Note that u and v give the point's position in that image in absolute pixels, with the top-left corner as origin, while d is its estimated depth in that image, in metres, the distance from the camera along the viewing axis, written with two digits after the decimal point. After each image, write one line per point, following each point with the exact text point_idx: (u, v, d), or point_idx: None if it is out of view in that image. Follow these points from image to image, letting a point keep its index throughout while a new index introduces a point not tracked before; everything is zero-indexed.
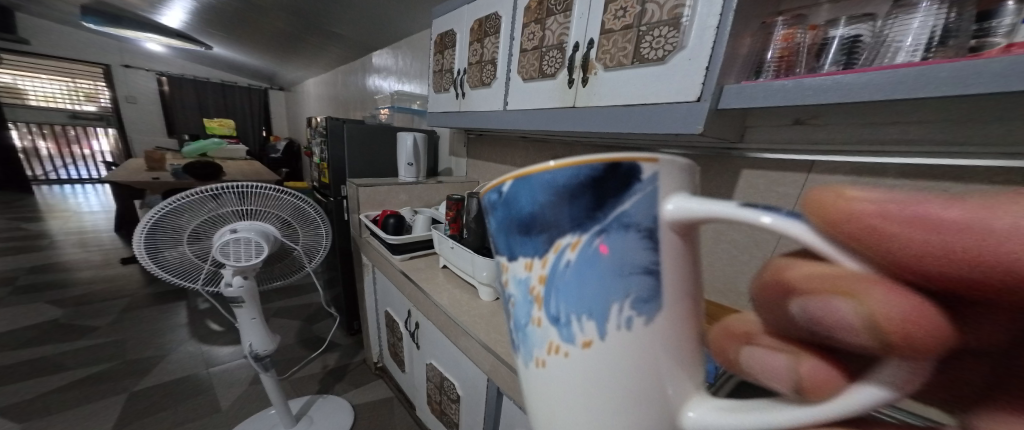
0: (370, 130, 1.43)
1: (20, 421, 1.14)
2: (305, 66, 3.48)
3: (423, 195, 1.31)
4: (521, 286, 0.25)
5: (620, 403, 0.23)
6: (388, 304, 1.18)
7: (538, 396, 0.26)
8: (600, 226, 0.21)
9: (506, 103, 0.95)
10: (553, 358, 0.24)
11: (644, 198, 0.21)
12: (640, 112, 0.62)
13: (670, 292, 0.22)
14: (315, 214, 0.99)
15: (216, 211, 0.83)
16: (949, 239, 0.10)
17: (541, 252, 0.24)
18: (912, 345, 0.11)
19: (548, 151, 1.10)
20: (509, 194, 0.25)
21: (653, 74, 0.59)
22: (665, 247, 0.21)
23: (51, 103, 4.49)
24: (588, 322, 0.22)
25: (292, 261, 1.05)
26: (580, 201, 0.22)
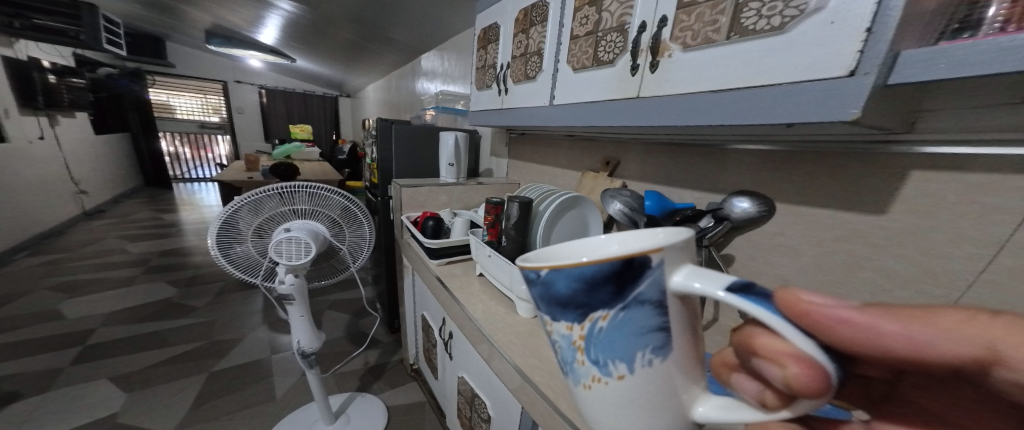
0: (415, 131, 1.44)
1: (127, 390, 1.39)
2: (367, 72, 3.73)
3: (462, 197, 1.26)
4: (563, 341, 0.30)
5: (653, 413, 0.29)
6: (422, 309, 1.18)
7: (591, 410, 0.32)
8: (623, 303, 0.26)
9: (552, 99, 0.83)
10: (596, 388, 0.30)
11: (654, 281, 0.25)
12: (741, 99, 0.45)
13: (678, 339, 0.27)
14: (362, 215, 0.98)
15: (277, 209, 0.85)
16: (862, 333, 0.17)
17: (577, 320, 0.28)
18: (811, 389, 0.19)
19: (597, 149, 0.96)
20: (546, 278, 0.28)
21: (762, 49, 0.43)
22: (671, 312, 0.26)
23: (191, 116, 5.36)
24: (620, 365, 0.28)
25: (339, 263, 1.04)
26: (605, 285, 0.25)
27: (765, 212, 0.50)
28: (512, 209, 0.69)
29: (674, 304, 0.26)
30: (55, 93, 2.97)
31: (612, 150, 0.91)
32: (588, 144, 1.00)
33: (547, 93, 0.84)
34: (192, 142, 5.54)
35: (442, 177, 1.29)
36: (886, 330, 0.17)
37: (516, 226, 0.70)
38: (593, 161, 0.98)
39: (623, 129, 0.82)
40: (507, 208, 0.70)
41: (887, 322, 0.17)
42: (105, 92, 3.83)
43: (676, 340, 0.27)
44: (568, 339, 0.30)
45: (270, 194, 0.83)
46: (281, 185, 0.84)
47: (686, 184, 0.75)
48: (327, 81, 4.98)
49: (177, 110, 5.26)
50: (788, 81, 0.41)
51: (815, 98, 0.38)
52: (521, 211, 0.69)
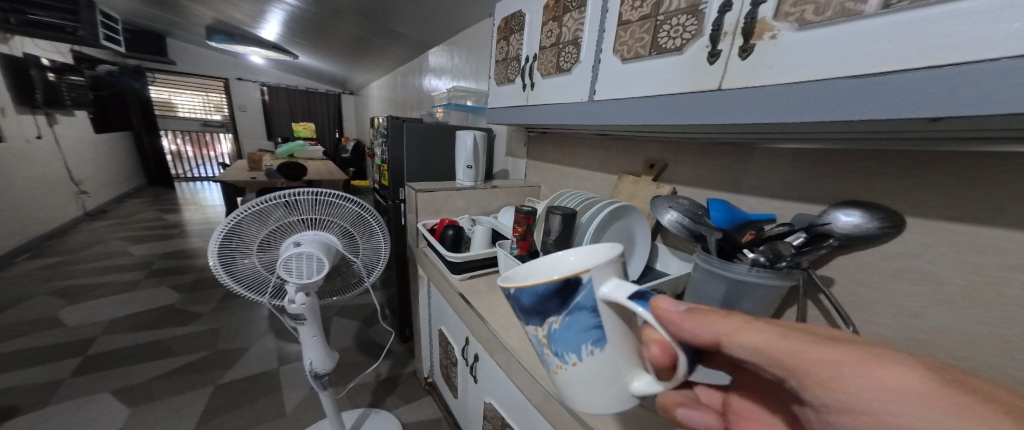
0: (428, 130, 1.35)
1: (132, 404, 1.34)
2: (372, 68, 3.63)
3: (481, 202, 1.18)
4: (536, 338, 0.41)
5: (605, 390, 0.39)
6: (439, 322, 1.11)
7: (564, 391, 0.43)
8: (568, 309, 0.36)
9: (591, 95, 0.73)
10: (563, 371, 0.40)
11: (587, 293, 0.35)
12: (903, 83, 0.34)
13: (613, 335, 0.36)
14: (376, 225, 0.90)
15: (285, 218, 0.78)
16: (683, 327, 0.30)
17: (542, 322, 0.39)
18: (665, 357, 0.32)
19: (636, 151, 0.87)
20: (517, 295, 0.39)
21: (943, 16, 0.32)
22: (604, 314, 0.36)
23: (193, 114, 5.26)
24: (574, 354, 0.38)
25: (351, 278, 0.96)
26: (555, 297, 0.36)
27: (884, 230, 0.41)
28: (550, 221, 0.61)
29: (606, 308, 0.36)
30: (54, 92, 2.89)
31: (653, 152, 0.82)
32: (624, 143, 0.91)
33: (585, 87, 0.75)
34: (194, 140, 5.45)
35: (459, 180, 1.21)
36: (688, 325, 0.30)
37: (556, 241, 0.61)
38: (630, 164, 0.89)
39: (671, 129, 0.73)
40: (548, 221, 0.61)
41: (692, 321, 0.30)
42: (106, 90, 3.75)
43: (611, 336, 0.37)
44: (539, 337, 0.41)
45: (277, 202, 0.75)
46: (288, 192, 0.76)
47: (748, 193, 0.66)
48: (330, 78, 4.88)
49: (178, 107, 5.17)
50: (1011, 54, 0.29)
51: (1021, 81, 0.29)
52: (561, 223, 0.60)
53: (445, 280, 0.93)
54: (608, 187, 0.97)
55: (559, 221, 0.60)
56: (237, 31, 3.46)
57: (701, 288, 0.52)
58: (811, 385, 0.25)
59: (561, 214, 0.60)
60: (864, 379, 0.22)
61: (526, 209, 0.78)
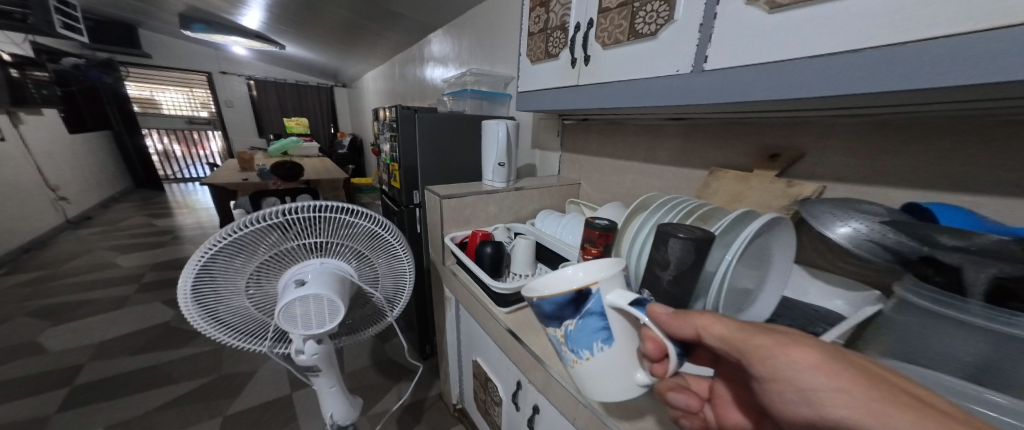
0: (444, 121, 1.15)
1: None
2: (365, 57, 3.36)
3: (514, 206, 1.00)
4: (555, 339, 0.47)
5: (617, 384, 0.44)
6: (475, 352, 0.96)
7: (581, 386, 0.47)
8: (581, 313, 0.43)
9: (704, 62, 0.53)
10: (578, 367, 0.45)
11: (597, 300, 0.42)
12: None
13: (620, 335, 0.42)
14: (398, 244, 0.72)
15: (280, 245, 0.60)
16: (673, 326, 0.37)
17: (559, 325, 0.46)
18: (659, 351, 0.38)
19: (728, 142, 0.68)
20: (537, 303, 0.46)
21: None
22: (612, 318, 0.41)
23: (179, 111, 5.03)
24: (587, 353, 0.43)
25: (372, 311, 0.78)
26: (570, 304, 0.43)
27: None
28: (671, 248, 0.41)
29: (614, 314, 0.42)
30: (16, 90, 2.62)
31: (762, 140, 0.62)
32: (710, 131, 0.71)
33: (693, 51, 0.54)
34: (182, 138, 5.18)
35: (487, 181, 1.01)
36: (677, 325, 0.36)
37: (678, 277, 0.42)
38: (718, 157, 0.70)
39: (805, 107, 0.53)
40: (666, 246, 0.41)
41: (682, 320, 0.36)
42: (77, 87, 3.46)
43: (619, 337, 0.42)
44: (557, 338, 0.47)
45: (266, 226, 0.57)
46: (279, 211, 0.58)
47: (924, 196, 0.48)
48: (320, 70, 4.58)
49: (162, 105, 4.94)
50: None
51: None
52: (691, 252, 0.40)
53: (488, 311, 0.75)
54: (682, 186, 0.78)
55: (687, 248, 0.40)
56: (215, 18, 3.16)
57: (931, 337, 0.37)
58: (755, 363, 0.31)
59: (692, 239, 0.39)
60: (791, 358, 0.29)
61: (601, 224, 0.58)
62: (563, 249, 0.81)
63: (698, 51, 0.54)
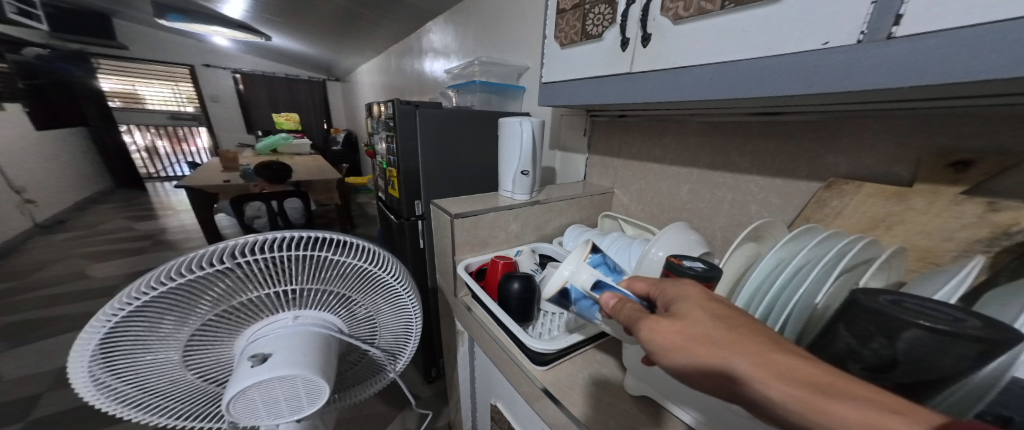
0: (452, 119, 0.97)
1: None
2: (359, 50, 3.14)
3: (540, 222, 0.82)
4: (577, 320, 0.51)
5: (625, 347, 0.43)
6: (492, 394, 0.77)
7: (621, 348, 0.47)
8: (572, 303, 0.45)
9: (892, 25, 0.33)
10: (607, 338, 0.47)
11: (574, 288, 0.44)
12: None
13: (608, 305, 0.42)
14: (400, 287, 0.53)
15: (231, 300, 0.42)
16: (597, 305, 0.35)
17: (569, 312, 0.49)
18: None
19: (857, 147, 0.51)
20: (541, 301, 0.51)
21: None
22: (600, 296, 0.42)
23: (166, 106, 4.76)
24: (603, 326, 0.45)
25: (370, 367, 0.60)
26: (557, 299, 0.47)
27: None
28: (889, 337, 0.21)
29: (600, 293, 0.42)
30: None
31: (927, 142, 0.44)
32: (825, 132, 0.54)
33: (873, 7, 0.34)
34: (169, 134, 4.94)
35: (507, 191, 0.83)
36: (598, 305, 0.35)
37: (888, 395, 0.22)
38: (835, 165, 0.53)
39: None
40: (908, 332, 0.21)
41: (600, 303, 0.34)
42: (47, 80, 3.20)
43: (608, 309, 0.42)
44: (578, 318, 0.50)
45: (202, 278, 0.38)
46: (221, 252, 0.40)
47: None
48: (311, 63, 4.34)
49: (148, 100, 4.69)
50: None
51: None
52: (942, 361, 0.20)
53: (518, 367, 0.57)
54: (771, 200, 0.62)
55: (936, 351, 0.20)
56: (196, 7, 2.92)
57: None
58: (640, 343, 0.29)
59: (963, 338, 0.19)
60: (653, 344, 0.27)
61: (692, 268, 0.40)
62: None
63: (882, 6, 0.33)
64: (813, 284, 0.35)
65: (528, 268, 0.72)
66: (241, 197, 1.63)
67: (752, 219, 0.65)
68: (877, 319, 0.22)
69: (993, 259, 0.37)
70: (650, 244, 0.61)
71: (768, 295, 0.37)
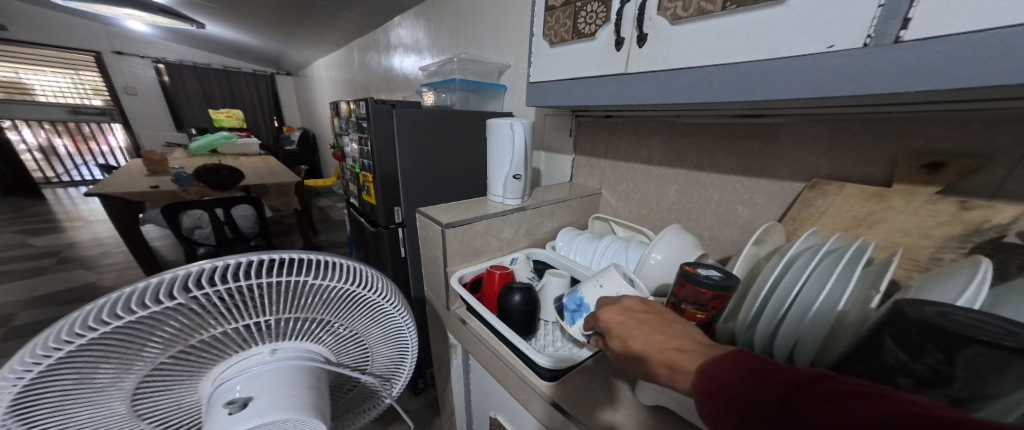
0: (433, 118, 0.90)
1: None
2: (315, 43, 2.89)
3: (532, 227, 0.80)
4: None
5: None
6: (491, 407, 0.73)
7: None
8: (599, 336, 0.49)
9: (900, 28, 0.34)
10: None
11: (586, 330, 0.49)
12: None
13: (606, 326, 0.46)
14: (391, 307, 0.47)
15: (183, 343, 0.32)
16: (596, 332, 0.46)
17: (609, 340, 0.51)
18: None
19: (837, 148, 0.53)
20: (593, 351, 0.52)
21: None
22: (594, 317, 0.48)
23: (64, 99, 3.92)
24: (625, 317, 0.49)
25: (361, 394, 0.53)
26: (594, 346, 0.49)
27: None
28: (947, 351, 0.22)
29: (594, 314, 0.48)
30: None
31: (903, 144, 0.47)
32: (809, 133, 0.56)
33: (880, 11, 0.35)
34: (71, 131, 4.02)
35: (496, 195, 0.80)
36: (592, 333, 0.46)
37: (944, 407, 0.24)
38: (817, 166, 0.56)
39: (984, 102, 0.39)
40: (968, 350, 0.22)
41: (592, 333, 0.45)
42: None
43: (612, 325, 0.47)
44: None
45: (143, 321, 0.29)
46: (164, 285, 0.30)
47: None
48: (258, 56, 3.94)
49: (38, 91, 3.82)
50: None
51: None
52: (1003, 377, 0.21)
53: (524, 383, 0.54)
54: (756, 200, 0.64)
55: (999, 369, 0.21)
56: None
57: None
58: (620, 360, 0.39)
59: None
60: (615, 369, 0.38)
61: (709, 277, 0.40)
62: None
63: (889, 10, 0.35)
64: (833, 288, 0.36)
65: (525, 276, 0.70)
66: (179, 205, 1.41)
67: (739, 218, 0.67)
68: (936, 337, 0.23)
69: (965, 253, 0.40)
70: (649, 249, 0.61)
71: (791, 294, 0.38)
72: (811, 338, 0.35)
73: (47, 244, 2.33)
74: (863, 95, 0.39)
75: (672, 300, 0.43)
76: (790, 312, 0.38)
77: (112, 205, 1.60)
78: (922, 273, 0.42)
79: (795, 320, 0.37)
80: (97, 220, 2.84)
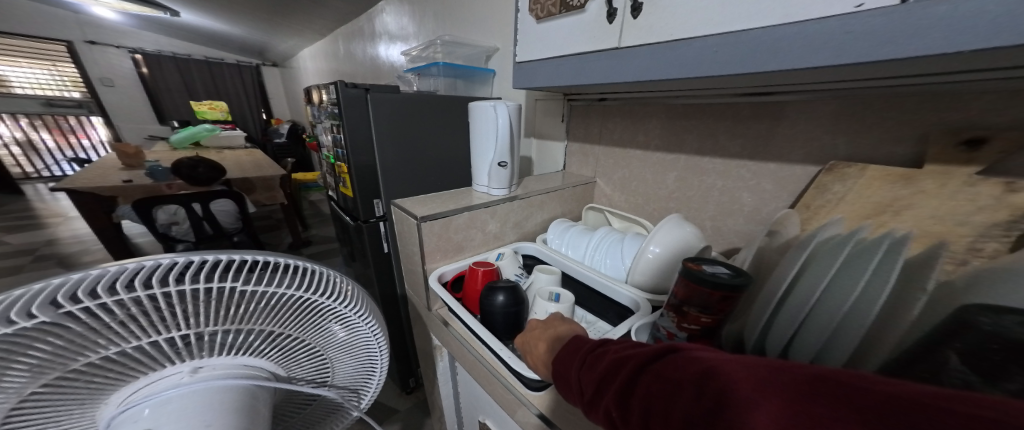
0: (414, 104, 0.84)
1: None
2: (299, 32, 2.77)
3: (520, 220, 0.74)
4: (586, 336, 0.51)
5: None
6: (479, 412, 0.69)
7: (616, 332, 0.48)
8: None
9: None
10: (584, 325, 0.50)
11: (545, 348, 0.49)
12: None
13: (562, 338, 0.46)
14: (351, 314, 0.42)
15: (60, 366, 0.27)
16: None
17: None
18: None
19: (858, 126, 0.48)
20: None
21: None
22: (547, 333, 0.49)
23: (42, 91, 3.79)
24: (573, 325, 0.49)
25: (325, 409, 0.49)
26: None
27: None
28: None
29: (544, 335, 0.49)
30: None
31: (937, 119, 0.41)
32: (824, 111, 0.50)
33: None
34: (51, 125, 3.89)
35: (481, 186, 0.74)
36: None
37: None
38: (834, 146, 0.50)
39: None
40: None
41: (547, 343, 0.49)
42: None
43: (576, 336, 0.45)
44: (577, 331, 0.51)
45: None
46: (30, 299, 0.25)
47: None
48: (241, 46, 3.80)
49: (15, 83, 3.68)
50: None
51: None
52: None
53: (509, 391, 0.49)
54: (764, 186, 0.58)
55: None
56: None
57: None
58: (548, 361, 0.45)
59: None
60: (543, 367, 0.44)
61: (716, 275, 0.34)
62: (604, 284, 0.59)
63: None
64: (872, 275, 0.31)
65: (512, 273, 0.64)
66: (152, 200, 1.34)
67: (745, 206, 0.62)
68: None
69: (1011, 244, 0.34)
70: (645, 242, 0.56)
71: (821, 281, 0.33)
72: (848, 334, 0.30)
73: (26, 241, 2.25)
74: (891, 62, 0.33)
75: (672, 301, 0.38)
76: (818, 303, 0.33)
77: (84, 201, 1.53)
78: (959, 265, 0.37)
79: (829, 311, 0.32)
80: (77, 217, 2.75)
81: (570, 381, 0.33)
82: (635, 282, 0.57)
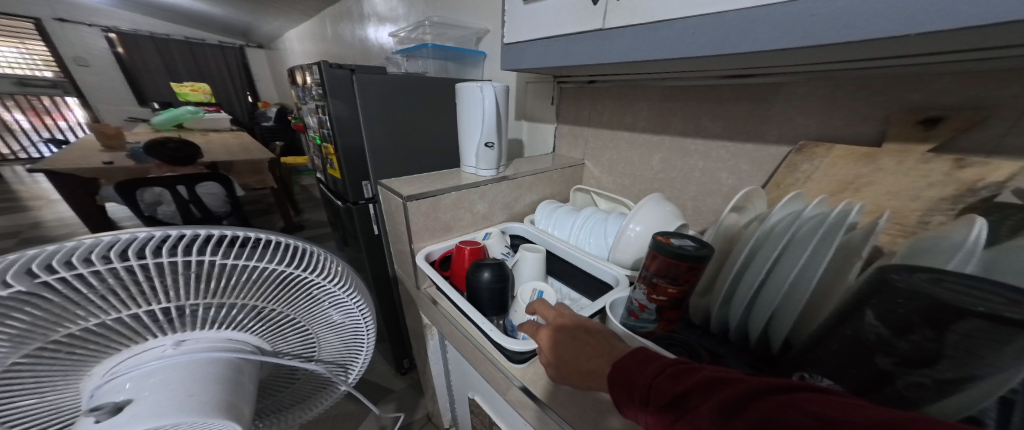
0: (400, 84, 0.83)
1: None
2: (284, 13, 2.67)
3: (509, 201, 0.76)
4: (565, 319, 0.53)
5: None
6: (469, 387, 0.72)
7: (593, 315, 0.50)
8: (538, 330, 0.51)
9: None
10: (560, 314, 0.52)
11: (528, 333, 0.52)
12: None
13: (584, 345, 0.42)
14: (337, 290, 0.43)
15: (41, 337, 0.28)
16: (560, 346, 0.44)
17: None
18: None
19: (830, 108, 0.49)
20: None
21: None
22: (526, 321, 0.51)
23: (13, 70, 3.63)
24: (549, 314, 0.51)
25: (312, 385, 0.51)
26: None
27: None
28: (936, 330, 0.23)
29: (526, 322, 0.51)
30: None
31: (899, 100, 0.43)
32: (799, 93, 0.52)
33: None
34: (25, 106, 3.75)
35: (469, 167, 0.75)
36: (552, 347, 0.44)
37: (925, 387, 0.24)
38: (806, 126, 0.52)
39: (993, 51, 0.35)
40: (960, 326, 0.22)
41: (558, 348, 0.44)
42: None
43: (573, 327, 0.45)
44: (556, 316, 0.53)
45: None
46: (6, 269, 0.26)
47: None
48: (223, 26, 3.65)
49: None
50: None
51: None
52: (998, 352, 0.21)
53: (495, 365, 0.52)
54: (741, 166, 0.61)
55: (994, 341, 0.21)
56: None
57: None
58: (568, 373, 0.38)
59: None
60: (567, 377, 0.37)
61: (682, 247, 0.36)
62: (588, 263, 0.62)
63: None
64: (822, 238, 0.33)
65: (498, 252, 0.66)
66: (136, 182, 1.32)
67: (724, 186, 0.64)
68: (928, 314, 0.23)
69: (954, 216, 0.37)
70: (627, 220, 0.58)
71: (785, 239, 0.36)
72: (796, 296, 0.33)
73: (10, 224, 2.22)
74: (851, 44, 0.35)
75: (644, 274, 0.40)
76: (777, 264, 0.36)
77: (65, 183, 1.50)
78: (907, 237, 0.40)
79: (786, 274, 0.34)
80: (59, 199, 2.68)
81: (633, 385, 0.28)
82: (616, 260, 0.60)
